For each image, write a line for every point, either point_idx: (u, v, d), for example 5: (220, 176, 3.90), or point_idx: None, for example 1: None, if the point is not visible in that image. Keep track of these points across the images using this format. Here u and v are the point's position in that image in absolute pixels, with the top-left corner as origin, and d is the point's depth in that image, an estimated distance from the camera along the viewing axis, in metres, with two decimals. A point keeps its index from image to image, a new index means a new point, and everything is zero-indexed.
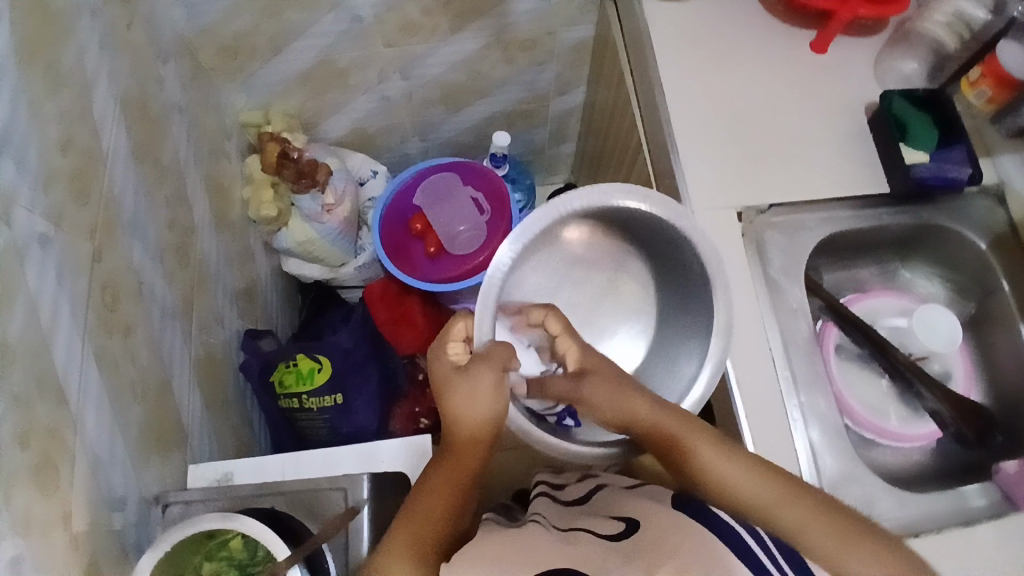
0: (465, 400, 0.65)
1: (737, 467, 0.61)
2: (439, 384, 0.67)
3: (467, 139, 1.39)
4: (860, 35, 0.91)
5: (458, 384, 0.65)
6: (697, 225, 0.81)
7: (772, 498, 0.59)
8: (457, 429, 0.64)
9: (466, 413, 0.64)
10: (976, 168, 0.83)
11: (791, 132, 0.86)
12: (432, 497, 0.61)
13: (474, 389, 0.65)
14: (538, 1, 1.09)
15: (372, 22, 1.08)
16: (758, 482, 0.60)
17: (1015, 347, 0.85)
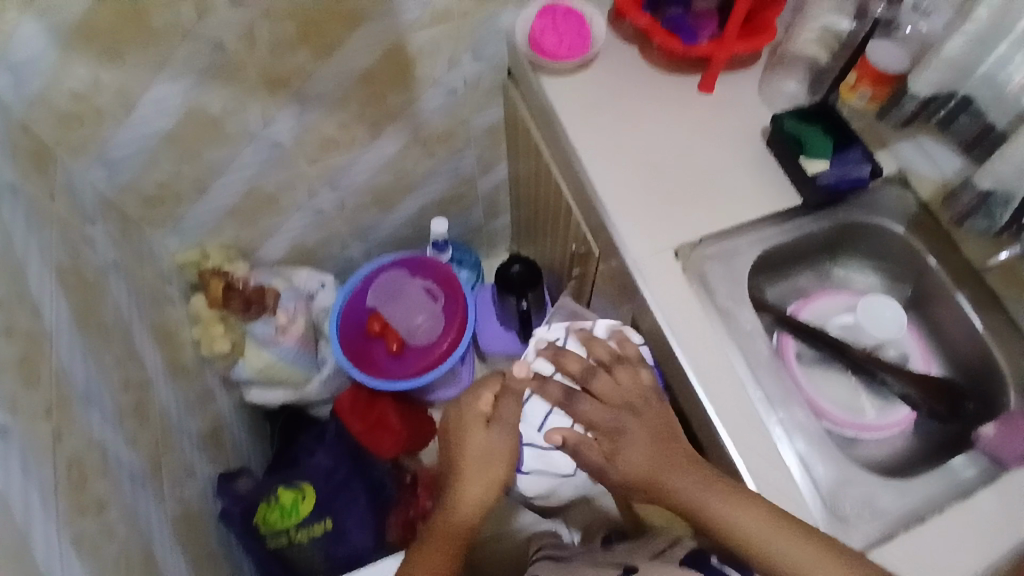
0: (463, 496, 0.80)
1: (686, 479, 0.72)
2: (463, 426, 0.85)
3: (405, 233, 1.42)
4: (743, 69, 0.99)
5: (480, 434, 0.83)
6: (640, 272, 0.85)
7: (723, 511, 0.69)
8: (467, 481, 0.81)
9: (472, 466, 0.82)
10: (874, 164, 0.89)
11: (702, 169, 0.92)
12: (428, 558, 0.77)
13: (469, 482, 0.81)
14: (446, 97, 1.16)
15: (292, 145, 1.11)
16: (702, 488, 0.71)
17: (956, 314, 0.90)
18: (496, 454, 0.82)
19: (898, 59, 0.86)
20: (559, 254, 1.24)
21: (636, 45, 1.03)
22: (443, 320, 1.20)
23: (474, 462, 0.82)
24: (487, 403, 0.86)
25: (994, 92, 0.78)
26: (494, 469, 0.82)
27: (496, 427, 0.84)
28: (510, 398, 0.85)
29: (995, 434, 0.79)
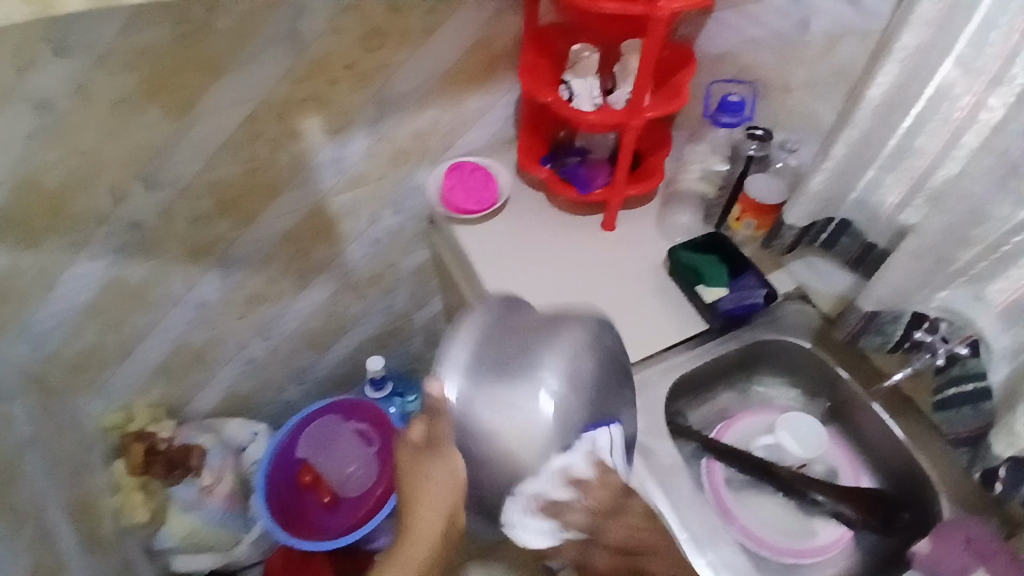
0: (420, 520, 0.67)
1: None
2: (405, 462, 0.67)
3: (343, 372, 1.42)
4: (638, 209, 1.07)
5: (427, 463, 0.64)
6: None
7: None
8: (420, 523, 0.67)
9: (424, 498, 0.65)
10: (769, 287, 0.94)
11: (610, 305, 0.96)
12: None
13: (422, 495, 0.65)
14: (371, 245, 1.21)
15: (219, 303, 1.13)
16: None
17: (875, 423, 0.91)
18: (438, 474, 0.63)
19: (774, 192, 0.92)
20: None
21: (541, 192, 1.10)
22: (379, 463, 1.18)
23: (435, 498, 0.64)
24: (420, 429, 0.65)
25: (864, 220, 0.84)
26: (449, 495, 0.63)
27: (433, 449, 0.63)
28: (443, 421, 0.61)
29: (929, 549, 0.77)
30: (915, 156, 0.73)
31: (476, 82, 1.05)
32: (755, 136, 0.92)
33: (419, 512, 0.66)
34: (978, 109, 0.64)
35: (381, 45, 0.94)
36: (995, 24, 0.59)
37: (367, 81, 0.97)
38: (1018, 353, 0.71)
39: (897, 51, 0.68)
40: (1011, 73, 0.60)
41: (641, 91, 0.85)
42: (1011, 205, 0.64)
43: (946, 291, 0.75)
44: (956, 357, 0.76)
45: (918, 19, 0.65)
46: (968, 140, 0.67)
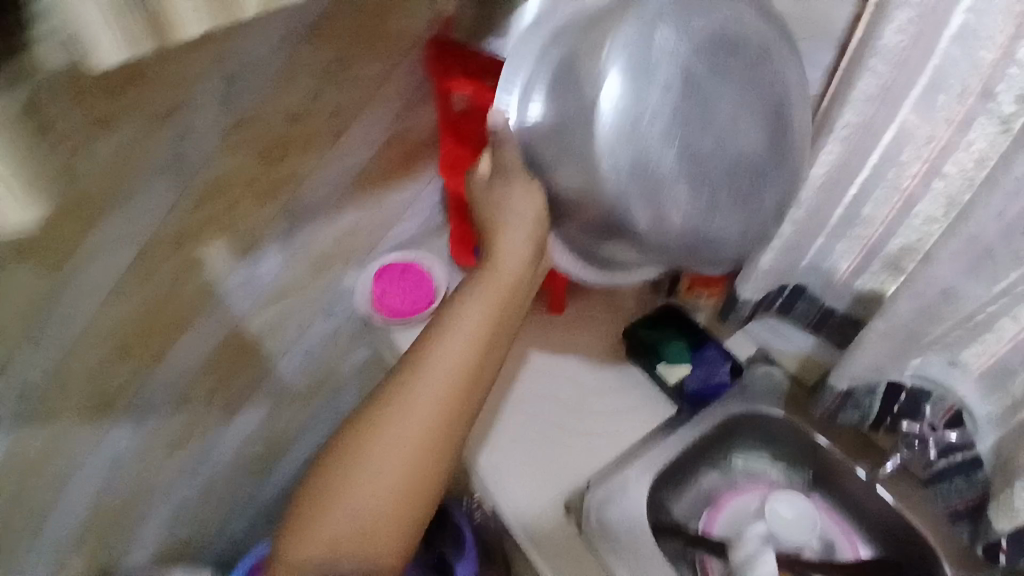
0: (469, 308, 0.61)
1: None
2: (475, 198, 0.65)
3: (293, 482, 1.32)
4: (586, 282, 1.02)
5: (500, 239, 0.62)
6: (536, 541, 0.78)
7: None
8: (454, 361, 0.60)
9: (447, 329, 0.61)
10: (734, 359, 0.90)
11: (569, 404, 0.89)
12: (398, 475, 0.60)
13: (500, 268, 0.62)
14: (305, 355, 1.11)
15: (138, 450, 1.00)
16: None
17: (865, 487, 0.86)
18: (520, 223, 0.61)
19: None
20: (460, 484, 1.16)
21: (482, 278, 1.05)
22: None
23: (435, 361, 0.60)
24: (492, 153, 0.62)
25: (819, 287, 0.79)
26: (538, 234, 0.62)
27: (503, 180, 0.62)
28: (516, 179, 0.61)
29: None
30: (864, 225, 0.69)
31: (394, 178, 0.99)
32: None
33: (457, 310, 0.61)
34: (931, 177, 0.60)
35: (283, 156, 0.84)
36: (943, 86, 0.55)
37: (272, 196, 0.88)
38: (1004, 420, 0.67)
39: (839, 128, 0.61)
40: (966, 139, 0.55)
41: None
42: (983, 284, 0.57)
43: (920, 358, 0.70)
44: (945, 442, 0.72)
45: (859, 94, 0.59)
46: (922, 210, 0.63)
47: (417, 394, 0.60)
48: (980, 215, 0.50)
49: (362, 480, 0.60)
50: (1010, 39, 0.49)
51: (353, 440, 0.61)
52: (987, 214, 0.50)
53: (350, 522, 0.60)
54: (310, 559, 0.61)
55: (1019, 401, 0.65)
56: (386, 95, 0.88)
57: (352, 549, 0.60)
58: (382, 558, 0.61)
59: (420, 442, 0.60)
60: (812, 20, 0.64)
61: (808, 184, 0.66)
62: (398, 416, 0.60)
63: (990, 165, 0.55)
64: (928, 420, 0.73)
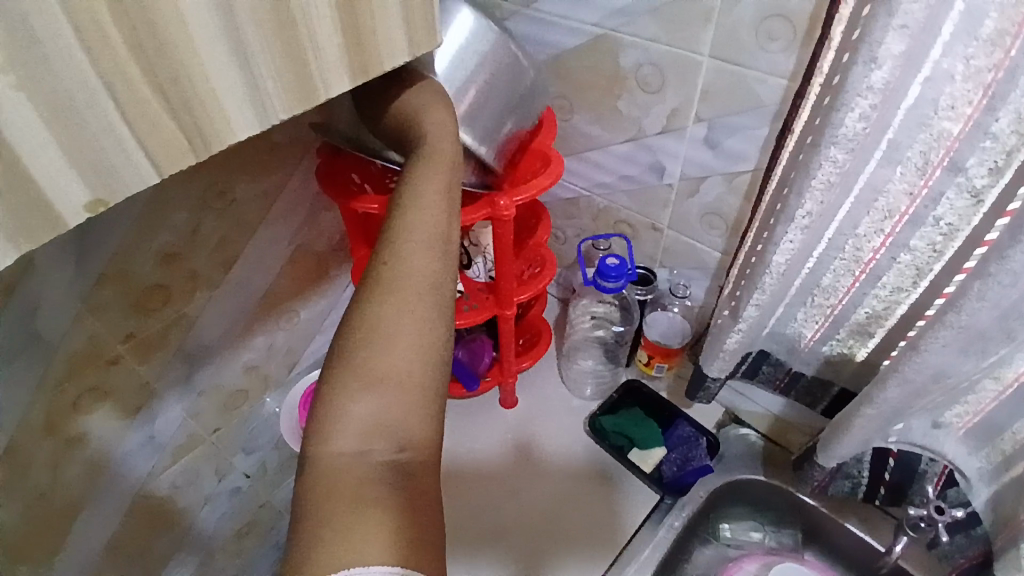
0: (415, 219, 0.44)
1: None
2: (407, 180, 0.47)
3: None
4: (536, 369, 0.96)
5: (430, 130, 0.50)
6: None
7: None
8: (415, 250, 0.43)
9: (405, 240, 0.43)
10: (709, 433, 0.87)
11: (547, 517, 0.81)
12: (401, 388, 0.38)
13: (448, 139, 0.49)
14: (229, 499, 0.97)
15: None
16: None
17: (858, 543, 0.81)
18: (437, 119, 0.51)
19: (674, 333, 0.84)
20: None
21: None
22: None
23: (401, 272, 0.42)
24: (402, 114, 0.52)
25: (782, 352, 0.75)
26: (432, 335, 0.40)
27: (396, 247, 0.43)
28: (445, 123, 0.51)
29: None
30: (825, 293, 0.64)
31: (303, 293, 0.87)
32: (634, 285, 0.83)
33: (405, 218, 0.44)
34: (896, 250, 0.57)
35: (165, 301, 0.71)
36: (899, 159, 0.50)
37: (159, 346, 0.73)
38: (994, 475, 0.63)
39: (798, 217, 0.56)
40: (933, 213, 0.52)
41: (509, 282, 0.74)
42: (973, 360, 0.51)
43: (904, 424, 0.67)
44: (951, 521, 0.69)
45: (816, 183, 0.54)
46: (889, 280, 0.59)
47: (393, 302, 0.41)
48: (974, 308, 0.47)
49: (370, 357, 0.38)
50: (975, 114, 0.45)
51: (339, 366, 0.39)
52: (980, 305, 0.46)
53: (358, 439, 0.36)
54: (342, 459, 0.36)
55: (1009, 457, 0.61)
56: (281, 210, 0.77)
57: (339, 510, 0.33)
58: (413, 445, 0.37)
59: (416, 356, 0.39)
60: (740, 95, 0.62)
61: (769, 271, 0.61)
62: (384, 320, 0.40)
63: (960, 236, 0.53)
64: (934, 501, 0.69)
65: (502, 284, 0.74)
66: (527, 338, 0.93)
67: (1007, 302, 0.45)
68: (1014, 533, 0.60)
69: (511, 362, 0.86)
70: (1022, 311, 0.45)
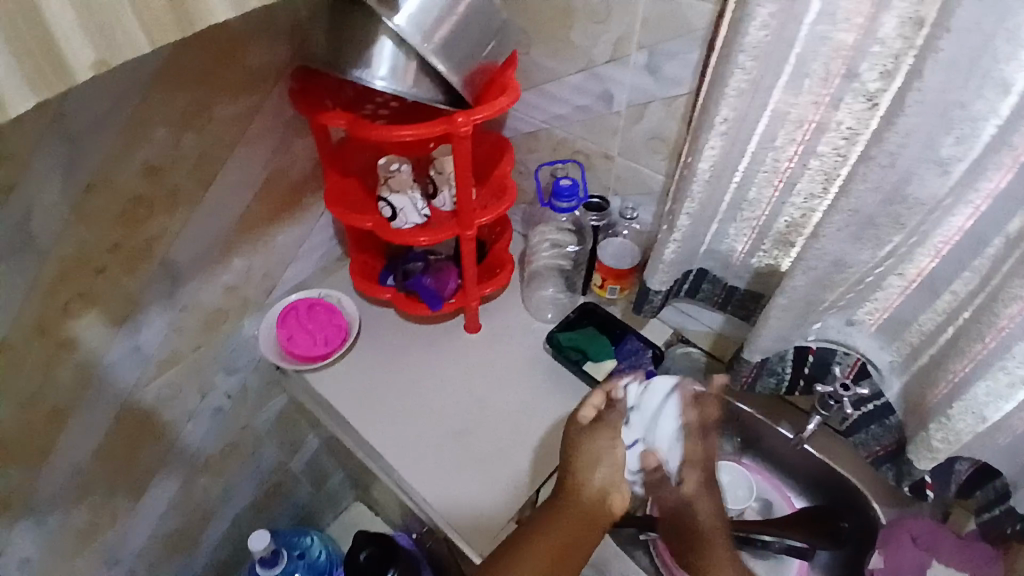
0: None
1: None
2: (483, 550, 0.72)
3: (226, 553, 1.26)
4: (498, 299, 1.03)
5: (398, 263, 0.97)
6: (473, 542, 0.80)
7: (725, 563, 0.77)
8: None
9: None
10: (654, 346, 0.94)
11: (501, 425, 0.90)
12: None
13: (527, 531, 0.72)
14: (213, 417, 1.04)
15: (37, 559, 0.89)
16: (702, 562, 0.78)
17: (782, 441, 0.93)
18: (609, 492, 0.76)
19: (625, 254, 0.91)
20: (397, 509, 1.16)
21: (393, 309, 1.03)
22: None
23: None
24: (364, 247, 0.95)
25: (719, 268, 0.83)
26: None
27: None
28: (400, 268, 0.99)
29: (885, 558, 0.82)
30: (751, 207, 0.72)
31: (276, 219, 0.93)
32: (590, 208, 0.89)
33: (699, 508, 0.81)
34: (807, 158, 0.64)
35: (148, 214, 0.76)
36: (806, 73, 0.58)
37: (143, 258, 0.79)
38: (905, 366, 0.72)
39: (717, 124, 0.63)
40: (834, 119, 0.60)
41: (469, 204, 0.80)
42: (869, 250, 0.62)
43: (821, 323, 0.74)
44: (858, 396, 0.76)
45: (730, 91, 0.61)
46: (803, 187, 0.67)
47: None
48: (860, 190, 0.57)
49: None
50: (866, 23, 0.53)
51: None
52: (864, 187, 0.57)
53: None
54: None
55: (918, 347, 0.70)
56: (255, 135, 0.82)
57: None
58: None
59: None
60: (676, 20, 0.68)
61: (696, 180, 0.68)
62: None
63: (860, 140, 0.61)
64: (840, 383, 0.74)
65: (462, 207, 0.79)
66: (489, 273, 0.98)
67: (887, 184, 0.56)
68: (923, 417, 0.69)
69: (472, 287, 0.93)
70: (903, 196, 0.57)
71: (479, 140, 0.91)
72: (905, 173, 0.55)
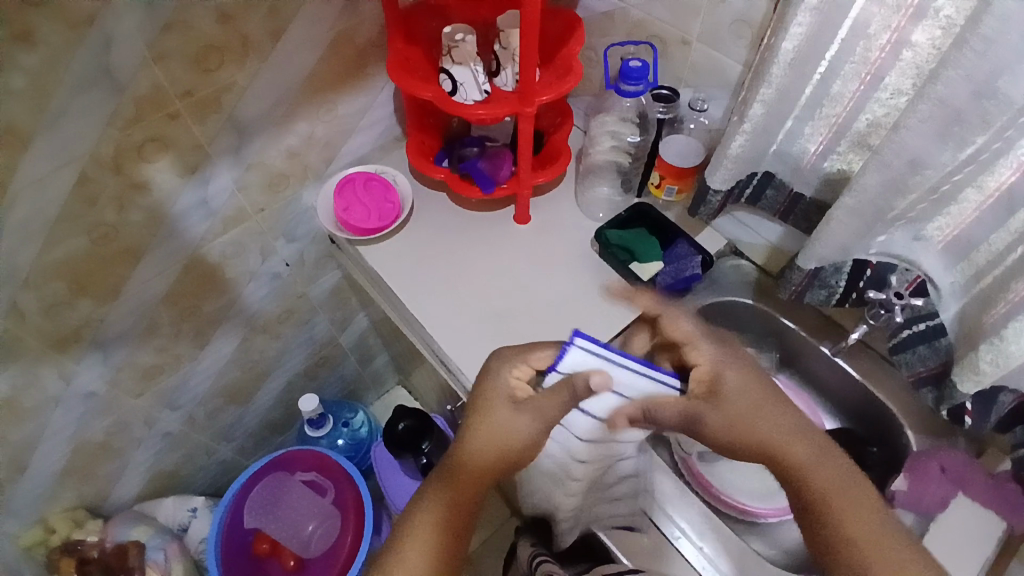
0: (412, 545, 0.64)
1: (799, 445, 0.64)
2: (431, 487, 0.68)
3: (277, 413, 1.36)
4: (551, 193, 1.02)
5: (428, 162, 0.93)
6: None
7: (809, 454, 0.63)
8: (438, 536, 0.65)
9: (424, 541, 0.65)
10: (704, 253, 0.92)
11: (543, 314, 0.91)
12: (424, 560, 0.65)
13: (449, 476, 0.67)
14: (271, 281, 1.09)
15: (109, 388, 0.98)
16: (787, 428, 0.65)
17: (827, 363, 0.93)
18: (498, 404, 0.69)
19: (689, 153, 0.88)
20: (436, 388, 1.21)
21: (447, 192, 1.04)
22: (337, 509, 1.16)
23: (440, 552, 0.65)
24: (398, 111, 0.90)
25: (787, 172, 0.79)
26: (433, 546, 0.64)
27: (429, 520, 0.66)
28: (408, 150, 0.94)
29: (908, 485, 0.79)
30: (832, 103, 0.68)
31: (341, 86, 0.93)
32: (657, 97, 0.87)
33: (726, 398, 0.66)
34: (901, 48, 0.59)
35: (219, 64, 0.78)
36: None
37: (212, 110, 0.81)
38: (965, 288, 0.69)
39: None
40: (934, 6, 0.55)
41: (532, 82, 0.78)
42: (950, 150, 0.59)
43: (886, 236, 0.72)
44: (909, 309, 0.74)
45: None
46: (891, 81, 0.62)
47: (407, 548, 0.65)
48: (950, 78, 0.53)
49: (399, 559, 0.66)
50: None
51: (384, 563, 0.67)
52: (956, 74, 0.53)
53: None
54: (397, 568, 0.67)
55: (982, 270, 0.66)
56: None
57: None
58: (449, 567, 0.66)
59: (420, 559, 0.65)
60: None
61: (778, 62, 0.65)
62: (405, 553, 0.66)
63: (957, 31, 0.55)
64: (896, 290, 0.73)
65: (524, 83, 0.78)
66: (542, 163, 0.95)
67: (980, 74, 0.52)
68: (974, 339, 0.67)
69: (529, 172, 0.91)
70: (993, 90, 0.52)
71: (548, 19, 0.87)
72: (1000, 67, 0.51)
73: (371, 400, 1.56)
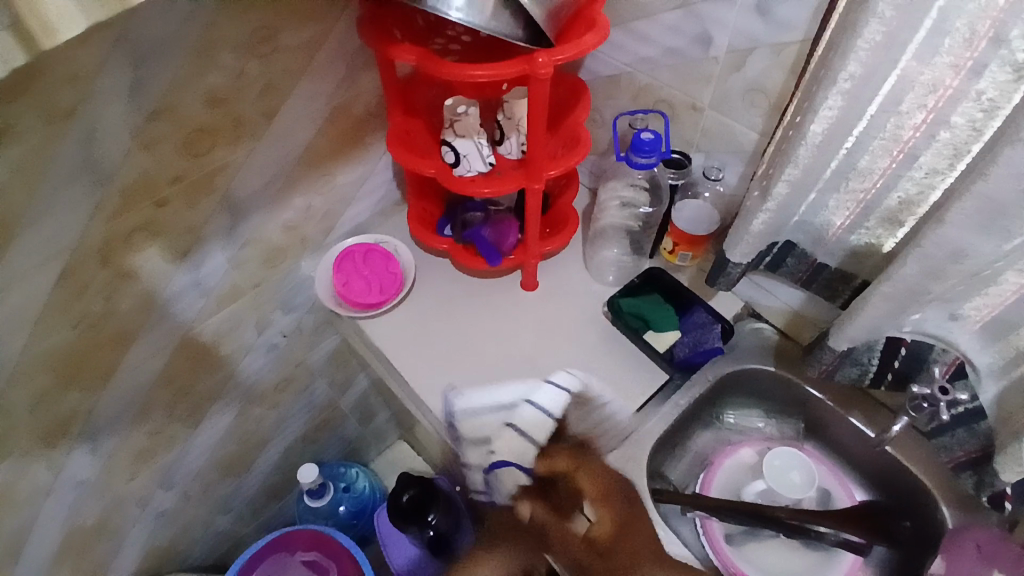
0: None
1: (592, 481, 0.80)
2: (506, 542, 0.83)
3: (275, 479, 1.30)
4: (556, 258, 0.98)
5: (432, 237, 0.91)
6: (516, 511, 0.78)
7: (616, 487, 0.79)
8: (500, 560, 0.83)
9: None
10: (723, 322, 0.88)
11: (554, 389, 0.86)
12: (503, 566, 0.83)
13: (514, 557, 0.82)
14: (269, 352, 1.04)
15: (99, 475, 0.93)
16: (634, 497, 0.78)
17: (856, 435, 0.87)
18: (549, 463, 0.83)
19: (702, 220, 0.85)
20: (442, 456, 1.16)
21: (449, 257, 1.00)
22: None
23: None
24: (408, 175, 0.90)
25: (808, 243, 0.75)
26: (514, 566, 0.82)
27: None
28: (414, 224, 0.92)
29: (944, 565, 0.77)
30: (859, 177, 0.64)
31: (339, 155, 0.89)
32: (669, 165, 0.84)
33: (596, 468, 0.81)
34: (937, 128, 0.55)
35: (211, 145, 0.74)
36: (947, 30, 0.49)
37: (205, 190, 0.77)
38: (1005, 370, 0.64)
39: (840, 81, 0.56)
40: (975, 88, 0.51)
41: (540, 154, 0.74)
42: (995, 241, 0.54)
43: (919, 314, 0.66)
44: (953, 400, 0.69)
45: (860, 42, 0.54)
46: (925, 161, 0.58)
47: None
48: (998, 173, 0.49)
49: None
50: None
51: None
52: (1005, 170, 0.49)
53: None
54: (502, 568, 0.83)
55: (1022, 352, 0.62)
56: (320, 65, 0.78)
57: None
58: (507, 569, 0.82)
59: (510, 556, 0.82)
60: None
61: (805, 142, 0.61)
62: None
63: (1000, 114, 0.51)
64: (939, 383, 0.68)
65: (532, 157, 0.74)
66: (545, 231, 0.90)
67: None
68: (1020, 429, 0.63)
69: (536, 241, 0.88)
70: None
71: (561, 88, 0.84)
72: None
73: (372, 458, 1.50)
